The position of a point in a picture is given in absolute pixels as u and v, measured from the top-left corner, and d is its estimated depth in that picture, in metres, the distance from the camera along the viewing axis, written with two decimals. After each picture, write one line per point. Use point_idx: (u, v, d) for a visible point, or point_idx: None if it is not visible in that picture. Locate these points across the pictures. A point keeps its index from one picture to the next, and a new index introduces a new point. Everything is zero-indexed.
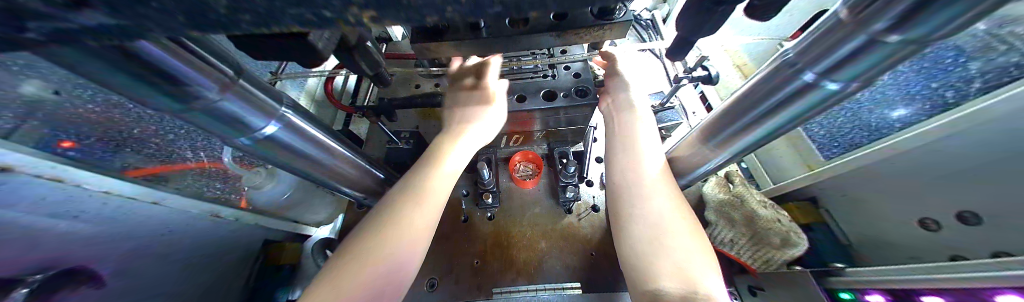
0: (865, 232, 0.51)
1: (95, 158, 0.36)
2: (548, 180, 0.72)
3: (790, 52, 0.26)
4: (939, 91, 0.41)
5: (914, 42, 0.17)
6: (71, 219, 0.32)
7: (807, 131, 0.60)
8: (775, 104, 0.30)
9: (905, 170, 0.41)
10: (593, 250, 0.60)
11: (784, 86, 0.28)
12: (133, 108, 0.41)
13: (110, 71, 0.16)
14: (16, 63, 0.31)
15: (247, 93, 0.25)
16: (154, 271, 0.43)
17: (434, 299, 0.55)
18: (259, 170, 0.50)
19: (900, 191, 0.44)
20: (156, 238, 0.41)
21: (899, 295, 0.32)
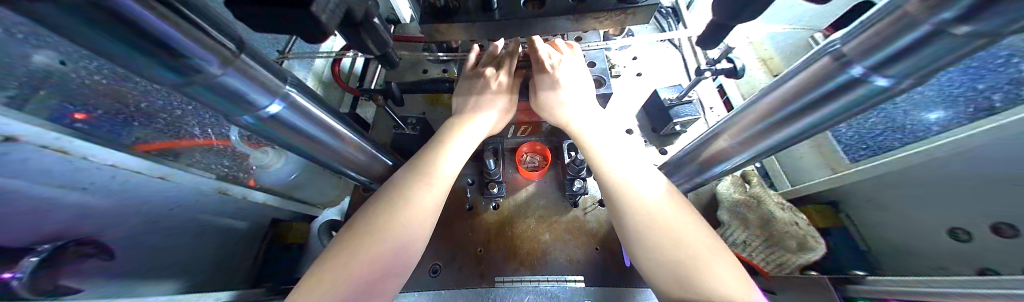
0: (886, 239, 0.49)
1: (104, 132, 0.36)
2: (555, 174, 0.69)
3: (838, 43, 0.23)
4: (985, 93, 0.36)
5: (996, 36, 0.15)
6: (80, 191, 0.33)
7: (835, 131, 0.57)
8: (815, 98, 0.27)
9: (944, 177, 0.39)
10: (598, 244, 0.59)
11: (825, 82, 0.25)
12: (141, 82, 0.41)
13: (104, 40, 0.15)
14: (22, 30, 0.29)
15: (252, 69, 0.24)
16: (167, 243, 0.44)
17: (435, 284, 0.56)
18: (267, 150, 0.52)
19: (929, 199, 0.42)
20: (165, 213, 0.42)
21: None
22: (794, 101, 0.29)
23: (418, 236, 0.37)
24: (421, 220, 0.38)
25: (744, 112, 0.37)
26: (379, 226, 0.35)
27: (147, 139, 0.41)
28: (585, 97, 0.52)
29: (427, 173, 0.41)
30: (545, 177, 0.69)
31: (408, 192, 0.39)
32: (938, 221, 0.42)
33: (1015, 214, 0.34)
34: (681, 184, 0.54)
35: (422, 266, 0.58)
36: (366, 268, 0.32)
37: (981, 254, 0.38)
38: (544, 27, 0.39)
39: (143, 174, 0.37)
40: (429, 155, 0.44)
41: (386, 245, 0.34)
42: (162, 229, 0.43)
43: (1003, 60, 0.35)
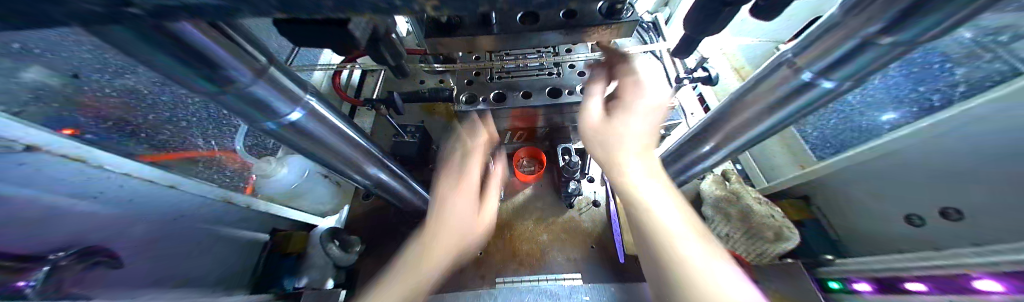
0: (856, 229, 0.53)
1: (112, 142, 0.36)
2: (550, 177, 0.73)
3: (791, 52, 0.28)
4: (927, 95, 0.41)
5: (903, 44, 0.19)
6: (90, 199, 0.33)
7: (801, 132, 0.63)
8: (774, 101, 0.32)
9: (897, 170, 0.44)
10: (593, 243, 0.62)
11: (784, 85, 0.29)
12: (150, 95, 0.42)
13: (158, 52, 0.17)
14: (41, 46, 0.30)
15: (278, 81, 0.26)
16: (170, 253, 0.44)
17: (438, 287, 0.56)
18: (270, 159, 0.52)
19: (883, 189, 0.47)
20: (166, 223, 0.42)
21: (885, 283, 0.31)
22: (759, 104, 0.34)
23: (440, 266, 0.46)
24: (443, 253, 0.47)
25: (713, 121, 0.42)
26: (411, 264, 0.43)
27: (154, 148, 0.42)
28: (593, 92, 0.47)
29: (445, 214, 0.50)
30: (540, 181, 0.72)
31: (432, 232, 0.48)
32: (897, 209, 0.46)
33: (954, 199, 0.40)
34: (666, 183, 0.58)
35: None
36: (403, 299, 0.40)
37: (930, 238, 0.42)
38: (536, 39, 0.43)
39: (152, 183, 0.38)
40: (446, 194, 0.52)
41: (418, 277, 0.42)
42: (166, 239, 0.43)
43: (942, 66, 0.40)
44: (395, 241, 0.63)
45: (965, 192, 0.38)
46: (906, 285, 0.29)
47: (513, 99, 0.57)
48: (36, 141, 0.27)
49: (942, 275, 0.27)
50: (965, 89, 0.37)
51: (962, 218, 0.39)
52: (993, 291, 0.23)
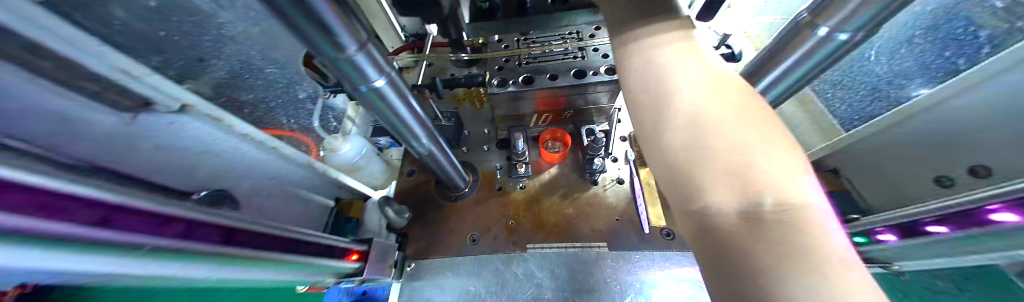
0: (886, 196, 0.52)
1: (234, 114, 0.47)
2: (574, 156, 0.77)
3: (808, 12, 0.31)
4: (953, 59, 0.42)
5: None
6: (211, 151, 0.45)
7: (830, 107, 0.62)
8: (797, 55, 0.34)
9: (935, 131, 0.44)
10: (617, 216, 0.64)
11: (806, 41, 0.32)
12: (258, 82, 0.52)
13: (306, 19, 0.24)
14: (200, 37, 0.41)
15: (372, 54, 0.33)
16: (268, 208, 0.54)
17: (476, 250, 0.63)
18: (337, 136, 0.62)
19: (911, 154, 0.48)
20: (264, 181, 0.54)
21: (908, 227, 0.34)
22: (783, 64, 0.37)
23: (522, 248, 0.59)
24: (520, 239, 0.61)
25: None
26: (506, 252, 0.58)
27: (256, 122, 0.52)
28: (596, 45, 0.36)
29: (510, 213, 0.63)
30: (564, 161, 0.77)
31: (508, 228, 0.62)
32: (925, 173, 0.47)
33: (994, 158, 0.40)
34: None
35: (461, 236, 0.66)
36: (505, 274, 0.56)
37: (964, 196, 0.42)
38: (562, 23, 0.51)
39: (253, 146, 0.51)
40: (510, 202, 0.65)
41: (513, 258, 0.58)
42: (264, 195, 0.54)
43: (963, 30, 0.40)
44: (435, 211, 0.70)
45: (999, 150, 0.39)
46: (928, 228, 0.31)
47: (541, 80, 0.63)
48: (191, 102, 0.41)
49: (962, 212, 0.29)
50: (989, 50, 0.38)
51: (989, 174, 0.40)
52: (1008, 221, 0.25)
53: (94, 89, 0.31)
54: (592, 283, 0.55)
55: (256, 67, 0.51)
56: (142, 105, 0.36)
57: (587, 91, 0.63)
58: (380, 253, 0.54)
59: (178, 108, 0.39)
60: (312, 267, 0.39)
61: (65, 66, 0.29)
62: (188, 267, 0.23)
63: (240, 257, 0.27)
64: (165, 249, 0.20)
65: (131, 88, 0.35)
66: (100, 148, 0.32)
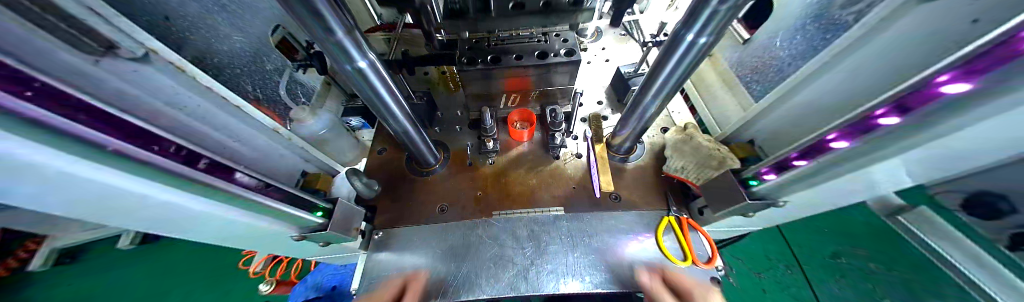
0: (768, 137, 0.66)
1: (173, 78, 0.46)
2: (541, 135, 0.83)
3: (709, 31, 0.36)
4: (831, 39, 0.50)
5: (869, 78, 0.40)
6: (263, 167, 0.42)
7: (749, 89, 0.71)
8: (701, 50, 0.40)
9: (821, 95, 0.52)
10: (575, 184, 0.72)
11: (706, 30, 0.36)
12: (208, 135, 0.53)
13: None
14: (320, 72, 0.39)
15: (364, 81, 0.42)
16: (232, 153, 0.57)
17: (444, 218, 0.68)
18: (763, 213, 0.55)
19: (804, 114, 0.56)
20: (229, 143, 0.57)
21: (779, 166, 0.44)
22: (690, 60, 0.42)
23: (470, 226, 0.65)
24: (476, 223, 0.66)
25: (654, 69, 0.48)
26: (455, 227, 0.65)
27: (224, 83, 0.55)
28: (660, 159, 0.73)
29: (482, 210, 0.69)
30: (531, 141, 0.82)
31: (473, 216, 0.68)
32: (804, 129, 0.57)
33: (832, 111, 0.52)
34: (624, 140, 0.70)
35: (431, 205, 0.71)
36: (446, 239, 0.64)
37: (799, 133, 0.58)
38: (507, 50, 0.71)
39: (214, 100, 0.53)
40: (492, 200, 0.71)
41: (462, 232, 0.64)
42: (231, 152, 0.57)
43: (847, 19, 0.47)
44: (407, 186, 0.74)
45: (849, 96, 0.48)
46: (794, 163, 0.42)
47: (489, 61, 0.66)
48: (153, 48, 0.43)
49: (813, 146, 0.39)
50: (858, 28, 0.45)
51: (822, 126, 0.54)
52: (891, 122, 0.30)
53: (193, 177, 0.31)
54: (547, 240, 0.62)
55: (225, 36, 0.53)
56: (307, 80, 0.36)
57: (543, 71, 0.69)
58: (343, 216, 0.56)
59: (141, 53, 0.42)
60: (289, 219, 0.46)
61: (186, 180, 0.31)
62: (169, 194, 0.31)
63: (210, 187, 0.33)
64: (157, 166, 0.28)
65: (101, 28, 0.37)
66: (214, 164, 0.35)
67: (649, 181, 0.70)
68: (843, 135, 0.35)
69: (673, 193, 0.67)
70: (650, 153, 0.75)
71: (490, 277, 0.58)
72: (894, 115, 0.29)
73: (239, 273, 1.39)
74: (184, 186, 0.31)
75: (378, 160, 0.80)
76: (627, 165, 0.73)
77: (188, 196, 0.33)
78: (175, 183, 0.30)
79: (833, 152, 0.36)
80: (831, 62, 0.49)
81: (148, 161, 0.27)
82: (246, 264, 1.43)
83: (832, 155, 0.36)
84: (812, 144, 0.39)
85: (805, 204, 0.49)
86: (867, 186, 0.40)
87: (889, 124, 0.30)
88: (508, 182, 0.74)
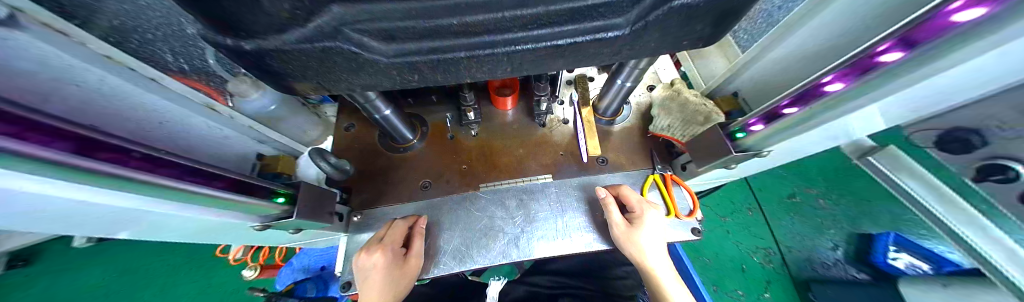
0: (752, 90, 0.66)
1: (73, 49, 0.35)
2: (524, 102, 0.78)
3: None
4: None
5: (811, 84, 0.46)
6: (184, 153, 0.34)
7: (737, 39, 0.69)
8: None
9: (810, 44, 0.50)
10: (561, 151, 0.70)
11: None
12: (130, 120, 0.44)
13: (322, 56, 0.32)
14: (349, 71, 0.35)
15: None
16: (159, 135, 0.49)
17: (428, 194, 0.65)
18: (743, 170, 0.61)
19: (791, 65, 0.55)
20: (157, 126, 0.48)
21: (769, 115, 0.43)
22: None
23: (454, 199, 0.63)
24: (463, 196, 0.64)
25: None
26: (443, 203, 0.63)
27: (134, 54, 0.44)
28: (645, 119, 0.72)
29: (467, 183, 0.66)
30: (515, 108, 0.77)
31: (456, 189, 0.65)
32: (790, 80, 0.57)
33: (822, 59, 0.50)
34: (611, 102, 0.66)
35: (413, 183, 0.66)
36: (433, 213, 0.62)
37: (785, 82, 0.58)
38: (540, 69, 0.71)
39: (123, 73, 0.42)
40: (478, 173, 0.68)
41: (449, 206, 0.62)
42: (159, 135, 0.49)
43: None
44: (383, 164, 0.69)
45: (840, 42, 0.46)
46: (783, 111, 0.41)
47: None
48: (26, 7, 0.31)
49: (807, 91, 0.37)
50: None
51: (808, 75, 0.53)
52: (892, 60, 0.27)
53: (109, 166, 0.25)
54: (536, 209, 0.61)
55: None
56: (281, 83, 0.36)
57: None
58: (316, 199, 0.52)
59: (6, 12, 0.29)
60: (246, 208, 0.41)
61: (107, 172, 0.25)
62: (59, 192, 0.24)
63: (134, 181, 0.27)
64: (58, 162, 0.21)
65: None
66: (132, 150, 0.28)
67: (635, 142, 0.69)
68: (839, 76, 0.33)
69: (657, 152, 0.67)
70: (637, 114, 0.73)
71: (482, 248, 0.57)
72: (898, 50, 0.26)
73: (218, 261, 1.34)
74: (97, 181, 0.25)
75: (348, 137, 0.72)
76: (613, 127, 0.72)
77: (104, 190, 0.27)
78: (87, 178, 0.24)
79: (828, 95, 0.34)
80: (822, 5, 0.46)
81: (47, 158, 0.20)
82: (223, 252, 1.37)
83: (824, 100, 0.35)
84: (807, 89, 0.37)
85: (783, 153, 0.50)
86: (844, 133, 0.41)
87: (890, 62, 0.27)
88: (493, 152, 0.71)
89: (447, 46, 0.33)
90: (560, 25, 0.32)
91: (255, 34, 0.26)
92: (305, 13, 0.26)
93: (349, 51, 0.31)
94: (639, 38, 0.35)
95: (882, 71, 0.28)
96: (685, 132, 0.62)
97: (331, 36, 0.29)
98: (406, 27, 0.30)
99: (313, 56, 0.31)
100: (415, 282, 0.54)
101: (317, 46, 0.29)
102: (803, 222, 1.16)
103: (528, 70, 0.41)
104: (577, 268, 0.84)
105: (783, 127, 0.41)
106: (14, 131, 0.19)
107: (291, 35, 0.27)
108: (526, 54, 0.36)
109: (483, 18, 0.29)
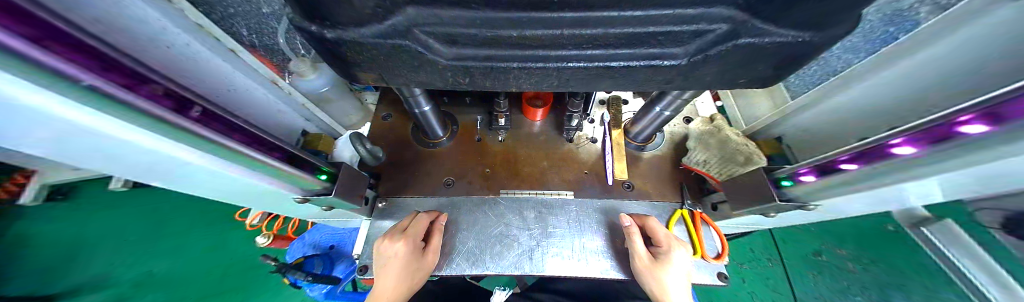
0: (802, 138, 0.63)
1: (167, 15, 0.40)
2: (554, 115, 0.79)
3: None
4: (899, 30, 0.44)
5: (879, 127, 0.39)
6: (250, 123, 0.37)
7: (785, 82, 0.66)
8: None
9: (873, 99, 0.48)
10: (586, 169, 0.70)
11: None
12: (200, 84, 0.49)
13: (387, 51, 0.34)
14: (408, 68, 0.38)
15: None
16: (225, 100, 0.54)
17: (450, 191, 0.66)
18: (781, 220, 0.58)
19: (850, 118, 0.53)
20: (224, 92, 0.53)
21: (823, 167, 0.41)
22: None
23: (473, 201, 0.64)
24: (483, 200, 0.64)
25: None
26: (463, 204, 0.64)
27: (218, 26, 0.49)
28: (677, 150, 0.70)
29: (489, 187, 0.67)
30: (544, 119, 0.78)
31: (476, 191, 0.66)
32: (848, 134, 0.54)
33: (886, 117, 0.48)
34: (644, 128, 0.66)
35: (437, 179, 0.68)
36: (453, 211, 0.63)
37: (842, 135, 0.55)
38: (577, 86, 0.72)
39: (205, 42, 0.47)
40: (502, 179, 0.68)
41: (468, 207, 0.63)
42: (224, 99, 0.54)
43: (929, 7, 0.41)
44: (411, 156, 0.71)
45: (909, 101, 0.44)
46: (842, 166, 0.38)
47: None
48: None
49: (871, 150, 0.35)
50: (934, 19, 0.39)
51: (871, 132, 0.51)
52: (976, 133, 0.25)
53: (190, 125, 0.27)
54: (554, 224, 0.60)
55: None
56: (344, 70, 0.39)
57: None
58: (350, 180, 0.54)
59: None
60: (292, 180, 0.44)
61: (188, 129, 0.27)
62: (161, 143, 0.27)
63: (208, 141, 0.29)
64: (152, 115, 0.24)
65: None
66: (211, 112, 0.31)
67: (665, 172, 0.67)
68: (909, 140, 0.31)
69: (688, 186, 0.66)
70: (669, 144, 0.71)
71: (494, 254, 0.57)
72: (980, 123, 0.24)
73: (236, 224, 1.41)
74: (180, 136, 0.27)
75: (384, 125, 0.76)
76: (643, 153, 0.70)
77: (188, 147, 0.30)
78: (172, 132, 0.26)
79: (895, 158, 0.32)
80: (894, 59, 0.44)
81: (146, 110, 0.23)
82: (243, 215, 1.45)
83: (889, 161, 0.33)
84: (870, 147, 0.35)
85: (831, 208, 0.47)
86: (900, 200, 0.38)
87: (972, 135, 0.25)
88: (518, 161, 0.71)
89: (504, 56, 0.34)
90: (615, 48, 0.33)
91: (337, 25, 0.29)
92: (384, 12, 0.28)
93: (416, 51, 0.33)
94: (695, 71, 0.35)
95: (962, 142, 0.26)
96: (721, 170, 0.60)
97: (402, 35, 0.31)
98: (471, 35, 0.32)
99: (380, 51, 0.33)
100: (427, 278, 0.54)
101: (388, 41, 0.31)
102: (824, 283, 1.06)
103: (584, 88, 0.42)
104: (584, 292, 0.81)
105: (838, 183, 0.39)
106: (127, 83, 0.22)
107: (367, 29, 0.30)
108: (586, 74, 0.37)
109: (541, 33, 0.31)
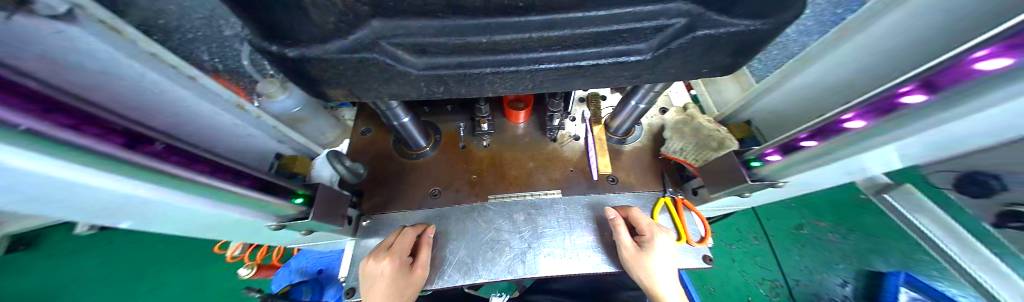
0: (770, 119, 0.67)
1: (117, 45, 0.37)
2: (536, 116, 0.80)
3: None
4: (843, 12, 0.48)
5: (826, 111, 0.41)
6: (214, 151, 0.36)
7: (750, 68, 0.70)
8: None
9: (831, 76, 0.51)
10: (571, 167, 0.70)
11: None
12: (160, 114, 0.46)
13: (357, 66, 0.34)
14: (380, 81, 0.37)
15: None
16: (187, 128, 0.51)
17: (437, 202, 0.65)
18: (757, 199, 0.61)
19: (812, 96, 0.56)
20: (185, 121, 0.50)
21: (787, 146, 0.43)
22: None
23: (462, 209, 0.63)
24: (472, 207, 0.64)
25: None
26: (451, 213, 0.63)
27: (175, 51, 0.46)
28: (656, 140, 0.72)
29: (477, 193, 0.66)
30: (527, 121, 0.79)
31: (464, 199, 0.65)
32: (813, 111, 0.58)
33: (845, 92, 0.51)
34: (623, 122, 0.67)
35: (423, 190, 0.67)
36: (441, 222, 0.62)
37: (808, 112, 0.59)
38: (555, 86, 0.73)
39: (163, 70, 0.44)
40: (489, 184, 0.68)
41: (457, 215, 0.62)
42: (186, 128, 0.51)
43: None
44: (395, 169, 0.70)
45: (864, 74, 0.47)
46: (802, 144, 0.41)
47: None
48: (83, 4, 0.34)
49: (827, 126, 0.37)
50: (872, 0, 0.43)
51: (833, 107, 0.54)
52: (918, 102, 0.27)
53: (148, 161, 0.26)
54: (544, 224, 0.60)
55: None
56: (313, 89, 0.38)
57: None
58: (328, 201, 0.52)
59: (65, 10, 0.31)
60: (267, 207, 0.42)
61: (145, 165, 0.26)
62: None
63: (169, 175, 0.28)
64: (104, 154, 0.22)
65: None
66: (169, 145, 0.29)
67: (646, 162, 0.69)
68: (859, 114, 0.33)
69: (670, 174, 0.68)
70: (648, 135, 0.74)
71: (487, 261, 0.56)
72: (921, 93, 0.26)
73: (215, 258, 1.33)
74: (137, 174, 0.25)
75: (364, 141, 0.74)
76: (625, 146, 0.72)
77: None
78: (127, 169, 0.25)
79: (848, 132, 0.34)
80: (846, 38, 0.47)
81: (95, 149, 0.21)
82: (222, 248, 1.36)
83: (845, 136, 0.35)
84: (827, 123, 0.37)
85: (799, 184, 0.50)
86: (857, 169, 0.41)
87: (913, 104, 0.27)
88: (504, 164, 0.71)
89: (475, 62, 0.34)
90: (584, 48, 0.33)
91: (298, 43, 0.28)
92: (347, 26, 0.27)
93: (384, 63, 0.32)
94: (660, 64, 0.36)
95: (905, 112, 0.28)
96: (698, 157, 0.63)
97: (368, 48, 0.31)
98: (440, 44, 0.31)
99: (348, 65, 0.32)
100: (419, 294, 0.53)
101: (355, 56, 0.31)
102: (806, 253, 1.12)
103: (559, 88, 0.43)
104: (581, 289, 0.81)
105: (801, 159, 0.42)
106: (71, 123, 0.20)
107: (332, 45, 0.29)
108: (562, 73, 0.37)
109: (511, 37, 0.31)
